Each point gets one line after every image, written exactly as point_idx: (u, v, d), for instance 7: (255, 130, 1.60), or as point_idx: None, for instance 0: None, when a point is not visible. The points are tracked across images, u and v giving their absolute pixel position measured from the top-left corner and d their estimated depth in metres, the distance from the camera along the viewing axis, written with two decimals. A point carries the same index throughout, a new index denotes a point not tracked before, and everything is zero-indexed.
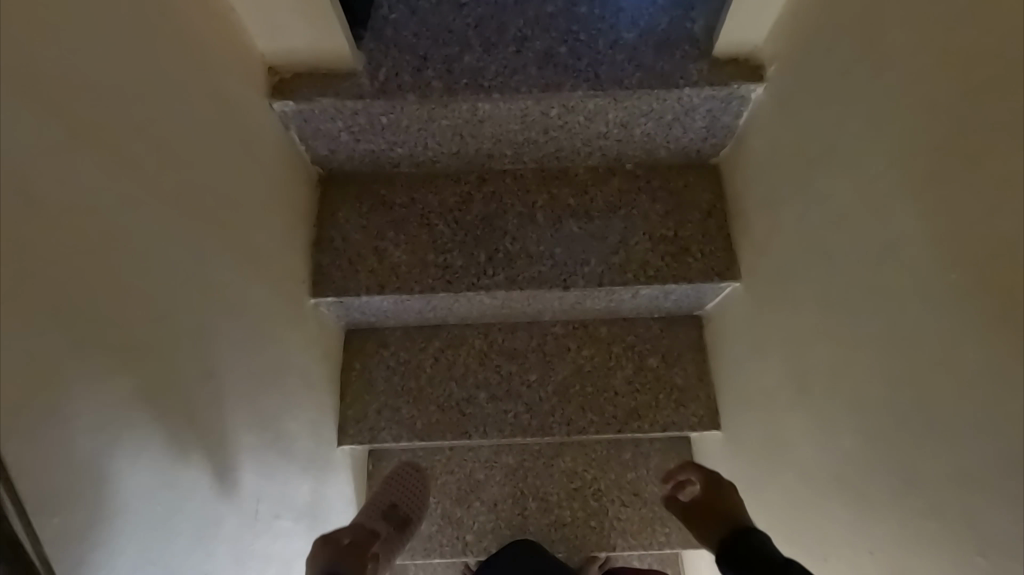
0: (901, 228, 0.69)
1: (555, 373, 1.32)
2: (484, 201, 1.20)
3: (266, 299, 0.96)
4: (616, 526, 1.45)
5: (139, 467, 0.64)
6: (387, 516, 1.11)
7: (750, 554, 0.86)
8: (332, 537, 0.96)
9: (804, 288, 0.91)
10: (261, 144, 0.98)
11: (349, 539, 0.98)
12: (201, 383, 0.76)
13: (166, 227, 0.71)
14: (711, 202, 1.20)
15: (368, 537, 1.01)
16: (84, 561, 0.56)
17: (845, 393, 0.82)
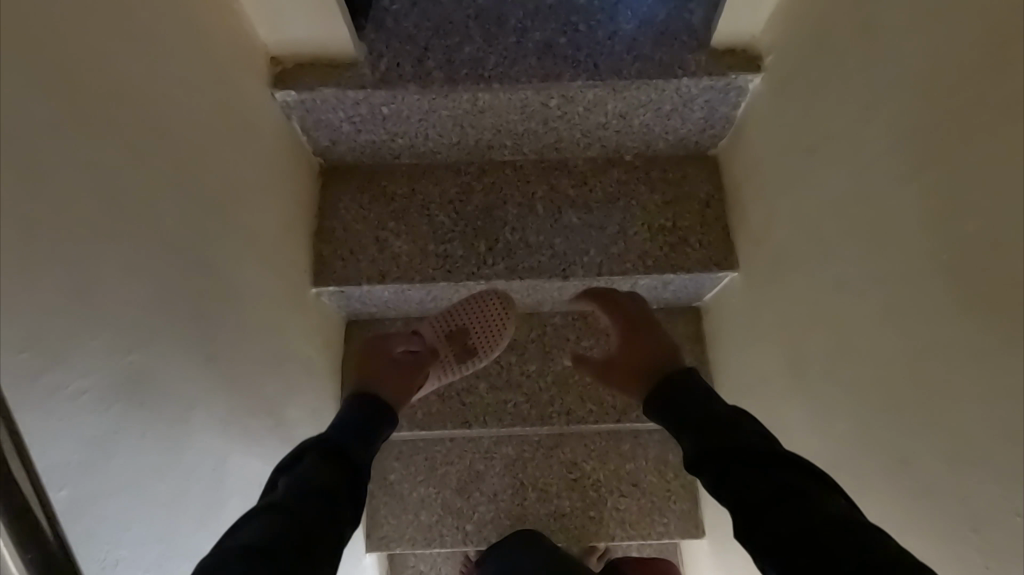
0: (895, 212, 0.70)
1: (555, 364, 1.33)
2: (485, 191, 1.21)
3: (268, 286, 0.97)
4: (615, 516, 1.46)
5: (148, 446, 0.65)
6: (452, 340, 1.13)
7: (670, 397, 0.88)
8: (380, 347, 1.07)
9: (800, 276, 0.92)
10: (263, 134, 0.99)
11: (404, 367, 1.05)
12: (206, 366, 0.77)
13: (170, 211, 0.72)
14: (709, 192, 1.21)
15: (426, 354, 1.10)
16: (94, 535, 0.56)
17: (839, 378, 0.83)
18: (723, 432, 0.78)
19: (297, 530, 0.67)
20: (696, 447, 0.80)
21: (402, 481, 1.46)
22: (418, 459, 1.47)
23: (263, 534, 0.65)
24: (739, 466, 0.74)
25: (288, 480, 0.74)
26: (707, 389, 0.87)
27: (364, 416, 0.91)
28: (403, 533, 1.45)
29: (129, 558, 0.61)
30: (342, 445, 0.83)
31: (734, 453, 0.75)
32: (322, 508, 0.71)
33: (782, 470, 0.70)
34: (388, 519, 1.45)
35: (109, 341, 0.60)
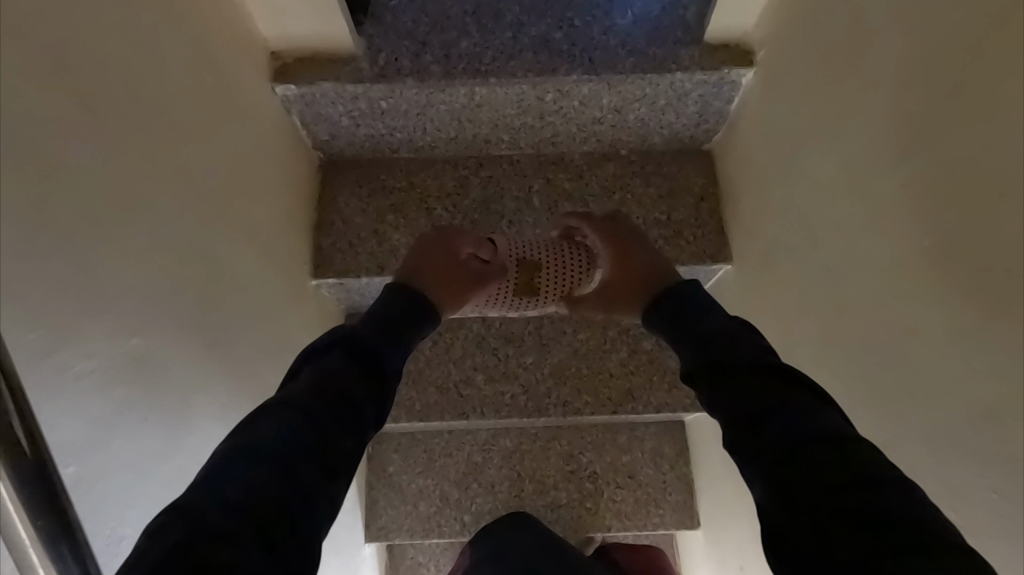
0: (881, 202, 0.72)
1: (552, 356, 1.35)
2: (482, 185, 1.23)
3: (268, 276, 0.99)
4: (611, 507, 1.47)
5: (149, 429, 0.66)
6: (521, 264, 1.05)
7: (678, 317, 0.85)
8: (441, 245, 1.00)
9: (791, 268, 0.94)
10: (264, 127, 1.01)
11: (464, 272, 0.99)
12: (206, 352, 0.78)
13: (173, 201, 0.73)
14: (703, 187, 1.22)
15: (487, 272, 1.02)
16: (100, 512, 0.58)
17: (828, 367, 0.84)
18: (720, 348, 0.78)
19: (311, 424, 0.69)
20: (692, 359, 0.80)
21: (402, 473, 1.48)
22: (417, 450, 1.49)
23: (282, 433, 0.66)
24: (735, 380, 0.73)
25: (312, 372, 0.74)
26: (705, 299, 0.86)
27: (399, 310, 0.88)
28: (402, 523, 1.46)
29: (134, 535, 0.63)
30: (373, 348, 0.80)
31: (731, 367, 0.75)
32: (342, 413, 0.72)
33: (775, 380, 0.72)
34: (387, 510, 1.47)
35: (113, 325, 0.61)
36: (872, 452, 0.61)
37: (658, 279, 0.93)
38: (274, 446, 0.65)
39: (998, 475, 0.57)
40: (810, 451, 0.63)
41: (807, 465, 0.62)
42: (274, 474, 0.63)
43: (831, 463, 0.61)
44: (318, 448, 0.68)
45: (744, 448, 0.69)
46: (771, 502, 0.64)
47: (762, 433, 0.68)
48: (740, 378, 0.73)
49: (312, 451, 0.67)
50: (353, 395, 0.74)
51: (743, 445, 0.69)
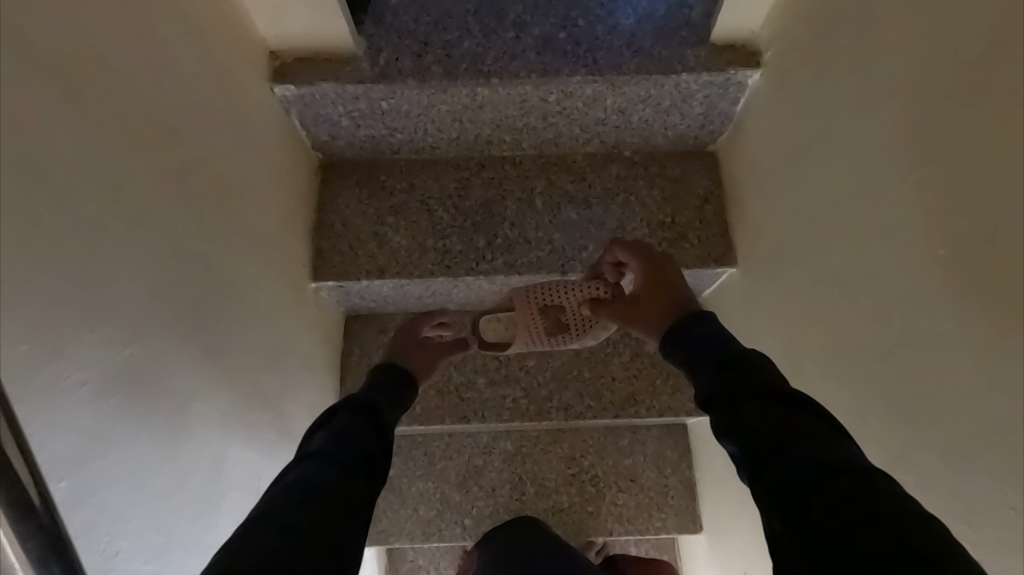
0: (894, 207, 0.70)
1: (553, 360, 1.33)
2: (484, 186, 1.21)
3: (267, 280, 0.97)
4: (612, 511, 1.46)
5: (146, 439, 0.65)
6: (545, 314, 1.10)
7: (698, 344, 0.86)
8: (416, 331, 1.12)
9: (799, 272, 0.92)
10: (262, 128, 0.99)
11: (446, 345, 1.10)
12: (203, 360, 0.76)
13: (168, 203, 0.72)
14: (708, 188, 1.21)
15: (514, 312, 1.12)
16: (95, 526, 0.57)
17: (835, 374, 0.83)
18: (739, 374, 0.78)
19: (333, 468, 0.75)
20: (710, 384, 0.80)
21: (402, 476, 1.47)
22: (417, 453, 1.48)
23: (310, 476, 0.73)
24: (753, 403, 0.73)
25: (322, 432, 0.81)
26: (722, 330, 0.86)
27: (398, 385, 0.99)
28: (402, 527, 1.45)
29: (129, 550, 0.61)
30: (371, 404, 0.90)
31: (749, 391, 0.75)
32: (355, 455, 0.79)
33: (793, 409, 0.71)
34: (387, 514, 1.46)
35: (105, 333, 0.59)
36: (894, 484, 0.60)
37: (680, 307, 0.94)
38: (304, 487, 0.71)
39: (1013, 489, 0.55)
40: (829, 477, 0.62)
41: (825, 492, 0.61)
42: (317, 509, 0.69)
43: (851, 491, 0.60)
44: (345, 484, 0.74)
45: (757, 476, 0.69)
46: (783, 526, 0.63)
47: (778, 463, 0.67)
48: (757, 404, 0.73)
49: (342, 486, 0.74)
50: (365, 440, 0.82)
51: (757, 471, 0.69)
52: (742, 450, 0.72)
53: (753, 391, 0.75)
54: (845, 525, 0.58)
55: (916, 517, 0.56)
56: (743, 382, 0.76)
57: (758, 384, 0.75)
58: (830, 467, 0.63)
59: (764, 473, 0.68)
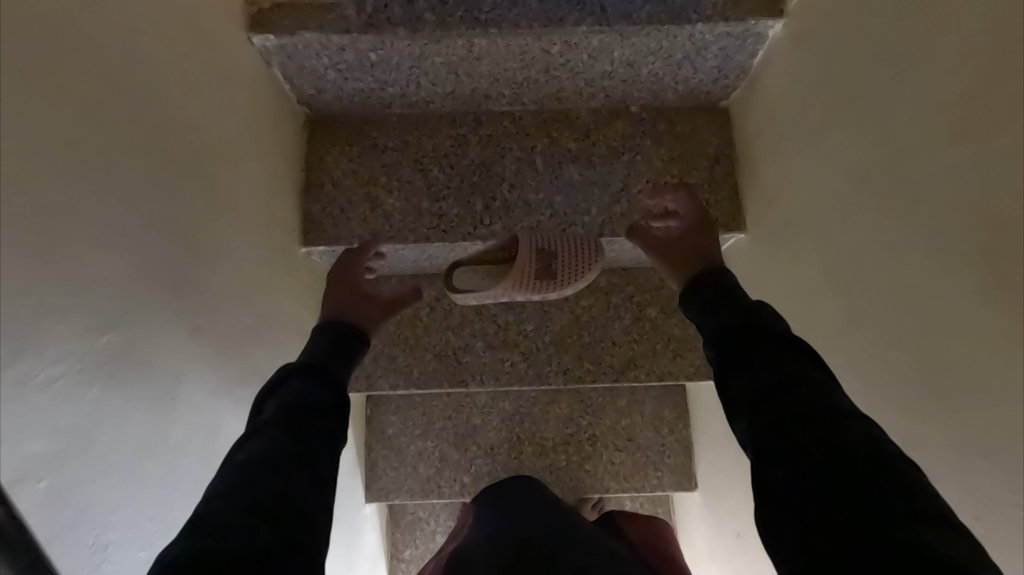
0: (926, 186, 0.65)
1: (552, 323, 1.31)
2: (482, 144, 1.15)
3: (254, 249, 0.93)
4: (609, 469, 1.48)
5: (131, 430, 0.62)
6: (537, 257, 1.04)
7: (717, 290, 0.85)
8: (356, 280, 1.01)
9: (812, 245, 0.88)
10: (240, 84, 0.91)
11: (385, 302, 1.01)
12: (188, 340, 0.73)
13: (139, 177, 0.66)
14: (719, 148, 1.14)
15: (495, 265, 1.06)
16: (79, 524, 0.55)
17: (845, 354, 0.80)
18: (758, 317, 0.78)
19: (287, 437, 0.71)
20: (727, 322, 0.80)
21: (401, 435, 1.48)
22: (415, 412, 1.49)
23: (261, 450, 0.68)
24: (764, 347, 0.73)
25: (276, 401, 0.76)
26: (734, 287, 0.85)
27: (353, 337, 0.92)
28: (402, 484, 1.46)
29: (120, 539, 0.60)
30: (328, 367, 0.84)
31: (764, 335, 0.75)
32: (312, 422, 0.75)
33: (802, 360, 0.71)
34: (387, 471, 1.47)
35: (75, 327, 0.55)
36: (881, 437, 0.59)
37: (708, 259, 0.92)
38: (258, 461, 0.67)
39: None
40: (822, 427, 0.61)
41: (810, 448, 0.61)
42: (271, 480, 0.65)
43: (836, 445, 0.59)
44: (298, 452, 0.70)
45: (753, 427, 0.68)
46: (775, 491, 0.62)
47: (777, 405, 0.67)
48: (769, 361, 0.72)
49: (300, 457, 0.69)
50: (319, 404, 0.77)
51: (755, 425, 0.68)
52: (744, 404, 0.71)
53: (768, 334, 0.75)
54: (834, 486, 0.57)
55: (892, 473, 0.55)
56: (760, 323, 0.77)
57: (774, 327, 0.76)
58: (819, 421, 0.62)
59: (762, 428, 0.67)
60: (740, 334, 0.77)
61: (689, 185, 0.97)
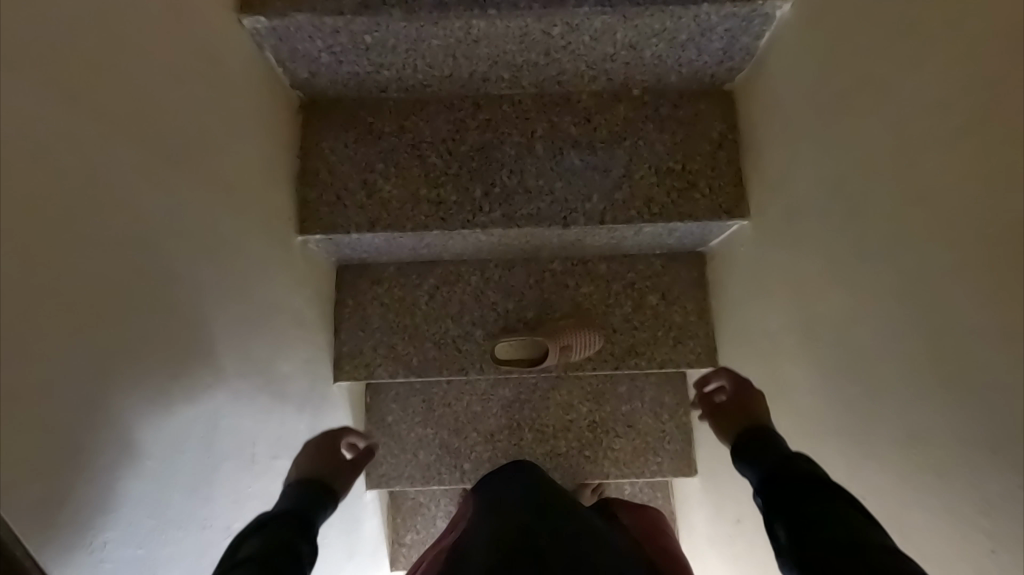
0: (937, 174, 0.63)
1: (553, 310, 1.30)
2: (480, 129, 1.13)
3: (249, 237, 0.91)
4: (609, 455, 1.48)
5: (127, 427, 0.61)
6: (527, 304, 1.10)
7: (762, 433, 0.85)
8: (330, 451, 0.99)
9: (817, 233, 0.86)
10: (231, 68, 0.88)
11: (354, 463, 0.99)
12: (183, 334, 0.72)
13: (128, 168, 0.64)
14: (722, 132, 1.12)
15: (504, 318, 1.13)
16: (74, 524, 0.54)
17: (850, 343, 0.79)
18: (798, 458, 0.78)
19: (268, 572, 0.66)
20: (771, 462, 0.80)
21: (401, 422, 1.48)
22: (415, 400, 1.48)
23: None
24: (809, 483, 0.73)
25: (257, 539, 0.73)
26: (776, 435, 0.85)
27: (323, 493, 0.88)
28: (402, 471, 1.46)
29: (118, 538, 0.59)
30: (303, 516, 0.81)
31: (805, 473, 0.75)
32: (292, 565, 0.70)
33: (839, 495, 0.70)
34: (387, 458, 1.47)
35: (65, 322, 0.54)
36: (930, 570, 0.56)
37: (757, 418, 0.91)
38: None
39: None
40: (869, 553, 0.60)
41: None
42: None
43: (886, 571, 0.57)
44: None
45: (798, 563, 0.65)
46: None
47: (825, 533, 0.65)
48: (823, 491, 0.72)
49: None
50: (296, 549, 0.73)
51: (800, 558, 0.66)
52: (787, 536, 0.69)
53: (809, 472, 0.75)
54: None
55: None
56: (802, 462, 0.77)
57: (814, 468, 0.76)
58: (864, 552, 0.60)
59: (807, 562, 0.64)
60: (783, 472, 0.77)
61: (748, 380, 0.98)
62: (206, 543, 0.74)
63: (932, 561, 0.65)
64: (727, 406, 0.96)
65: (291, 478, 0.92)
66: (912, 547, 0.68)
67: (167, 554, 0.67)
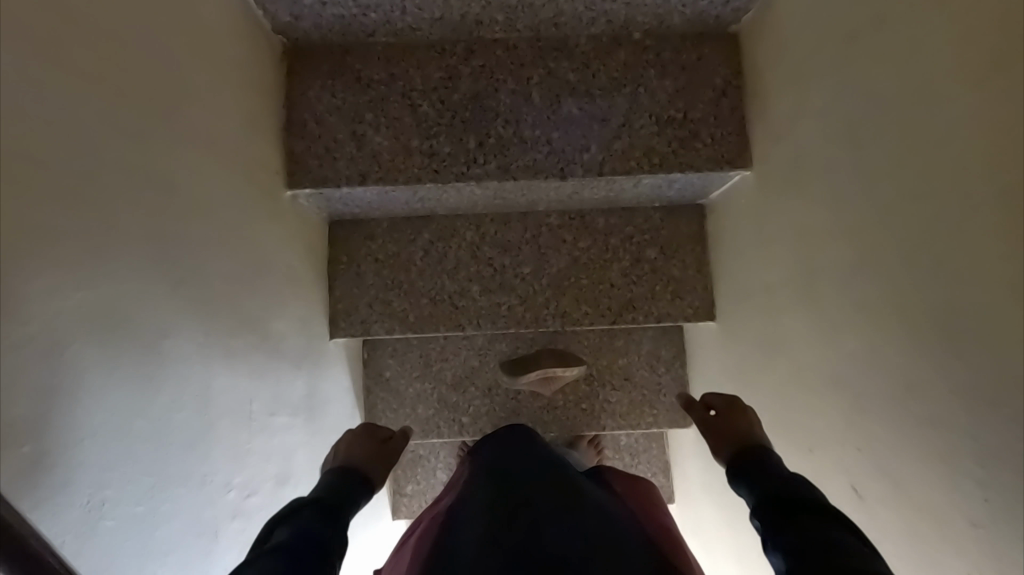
0: (950, 120, 0.60)
1: (550, 266, 1.28)
2: (474, 76, 1.08)
3: (237, 193, 0.88)
4: (606, 408, 1.50)
5: (119, 387, 0.60)
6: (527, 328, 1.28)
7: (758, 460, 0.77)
8: (372, 435, 0.94)
9: (821, 184, 0.84)
10: (208, 12, 0.83)
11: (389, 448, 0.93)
12: (170, 292, 0.70)
13: (105, 120, 0.60)
14: (726, 79, 1.08)
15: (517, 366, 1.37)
16: (72, 485, 0.54)
17: (851, 298, 0.78)
18: (794, 482, 0.70)
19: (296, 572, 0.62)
20: (765, 484, 0.73)
21: (399, 377, 1.49)
22: (412, 355, 1.49)
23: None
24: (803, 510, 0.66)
25: (284, 532, 0.68)
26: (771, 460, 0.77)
27: (357, 485, 0.83)
28: (402, 425, 1.48)
29: (116, 497, 0.59)
30: (336, 505, 0.77)
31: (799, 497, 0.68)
32: (322, 558, 0.66)
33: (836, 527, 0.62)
34: (386, 413, 1.48)
35: (48, 283, 0.52)
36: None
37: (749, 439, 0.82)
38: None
39: None
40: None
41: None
42: None
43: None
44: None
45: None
46: None
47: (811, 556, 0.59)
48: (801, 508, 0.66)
49: None
50: (324, 541, 0.68)
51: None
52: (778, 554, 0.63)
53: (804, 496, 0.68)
54: None
55: None
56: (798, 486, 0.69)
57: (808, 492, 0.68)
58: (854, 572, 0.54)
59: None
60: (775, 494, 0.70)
61: (739, 398, 0.90)
62: (207, 497, 0.75)
63: (924, 509, 0.66)
64: (719, 422, 0.88)
65: (330, 465, 0.88)
66: (905, 496, 0.69)
67: (168, 510, 0.67)
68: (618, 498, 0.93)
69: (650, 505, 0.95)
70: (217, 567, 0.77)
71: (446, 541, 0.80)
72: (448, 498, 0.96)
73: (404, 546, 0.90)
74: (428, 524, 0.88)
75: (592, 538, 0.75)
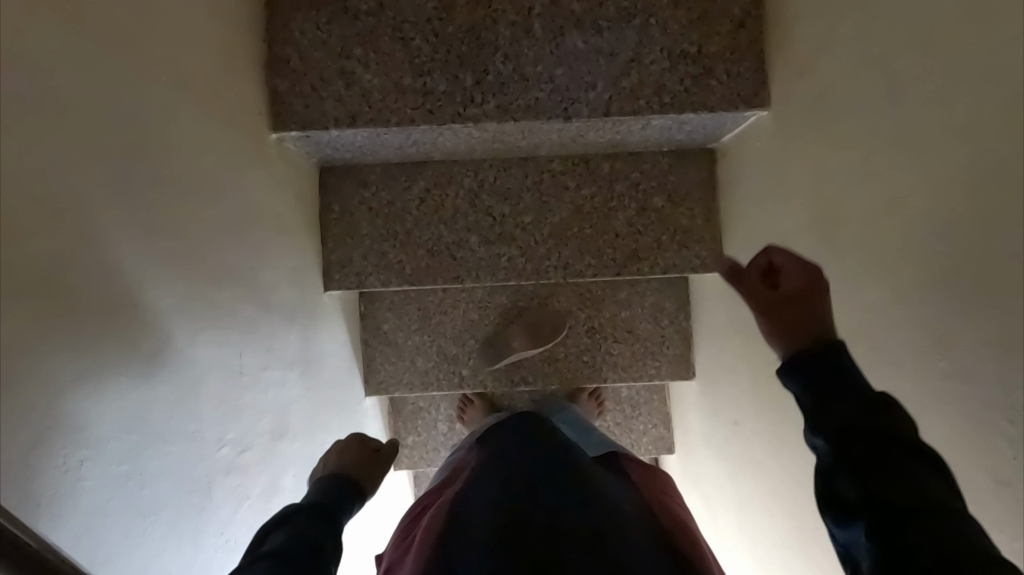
0: (1004, 43, 0.53)
1: (552, 215, 1.23)
2: (470, 7, 0.99)
3: (217, 134, 0.82)
4: (608, 360, 1.47)
5: (95, 339, 0.57)
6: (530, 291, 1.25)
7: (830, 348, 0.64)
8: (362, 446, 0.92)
9: (846, 122, 0.78)
10: None
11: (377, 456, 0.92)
12: (146, 241, 0.65)
13: (56, 44, 0.54)
14: (744, 8, 0.99)
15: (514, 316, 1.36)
16: (47, 442, 0.51)
17: (875, 245, 0.73)
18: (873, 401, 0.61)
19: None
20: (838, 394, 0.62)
21: (397, 330, 1.46)
22: (411, 308, 1.45)
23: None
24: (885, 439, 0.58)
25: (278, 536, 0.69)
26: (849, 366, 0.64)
27: (351, 489, 0.83)
28: (401, 378, 1.46)
29: (95, 455, 0.56)
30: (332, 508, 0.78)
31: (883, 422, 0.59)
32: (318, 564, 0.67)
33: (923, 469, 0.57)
34: (385, 365, 1.46)
35: (2, 230, 0.47)
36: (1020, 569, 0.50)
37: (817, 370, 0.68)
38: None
39: None
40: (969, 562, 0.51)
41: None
42: None
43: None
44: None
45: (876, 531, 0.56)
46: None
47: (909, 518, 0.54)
48: (907, 476, 0.56)
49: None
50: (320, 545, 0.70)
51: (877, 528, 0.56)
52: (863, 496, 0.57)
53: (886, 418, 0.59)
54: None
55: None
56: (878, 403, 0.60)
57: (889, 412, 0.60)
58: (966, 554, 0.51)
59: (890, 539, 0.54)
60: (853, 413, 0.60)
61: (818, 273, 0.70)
62: (198, 454, 0.73)
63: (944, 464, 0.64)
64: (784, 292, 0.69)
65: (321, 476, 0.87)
66: None
67: (156, 469, 0.65)
68: (634, 487, 0.93)
69: (660, 490, 0.95)
70: (212, 521, 0.75)
71: (458, 519, 0.80)
72: (453, 485, 0.94)
73: (417, 524, 0.91)
74: (440, 505, 0.88)
75: (602, 518, 0.76)
